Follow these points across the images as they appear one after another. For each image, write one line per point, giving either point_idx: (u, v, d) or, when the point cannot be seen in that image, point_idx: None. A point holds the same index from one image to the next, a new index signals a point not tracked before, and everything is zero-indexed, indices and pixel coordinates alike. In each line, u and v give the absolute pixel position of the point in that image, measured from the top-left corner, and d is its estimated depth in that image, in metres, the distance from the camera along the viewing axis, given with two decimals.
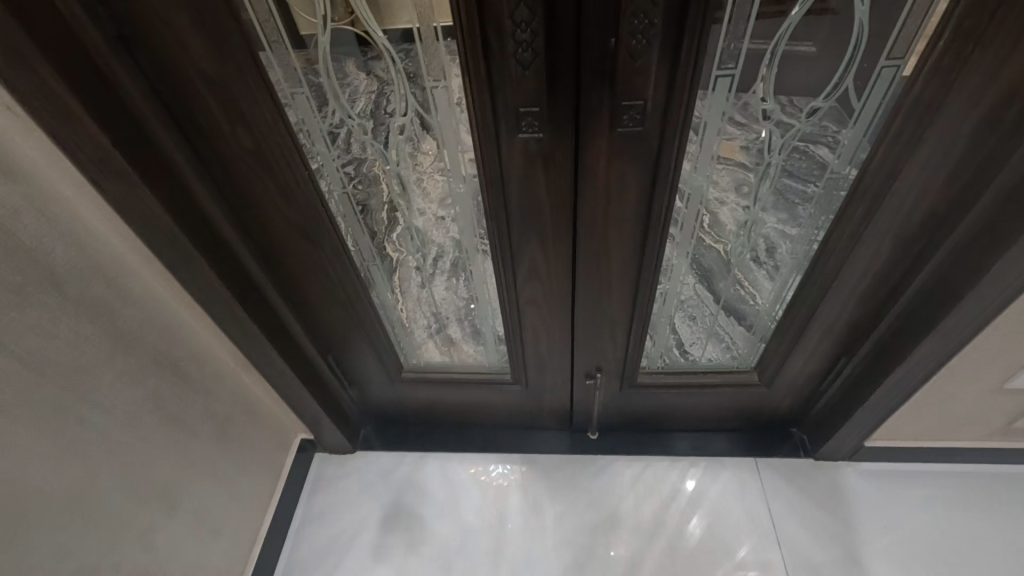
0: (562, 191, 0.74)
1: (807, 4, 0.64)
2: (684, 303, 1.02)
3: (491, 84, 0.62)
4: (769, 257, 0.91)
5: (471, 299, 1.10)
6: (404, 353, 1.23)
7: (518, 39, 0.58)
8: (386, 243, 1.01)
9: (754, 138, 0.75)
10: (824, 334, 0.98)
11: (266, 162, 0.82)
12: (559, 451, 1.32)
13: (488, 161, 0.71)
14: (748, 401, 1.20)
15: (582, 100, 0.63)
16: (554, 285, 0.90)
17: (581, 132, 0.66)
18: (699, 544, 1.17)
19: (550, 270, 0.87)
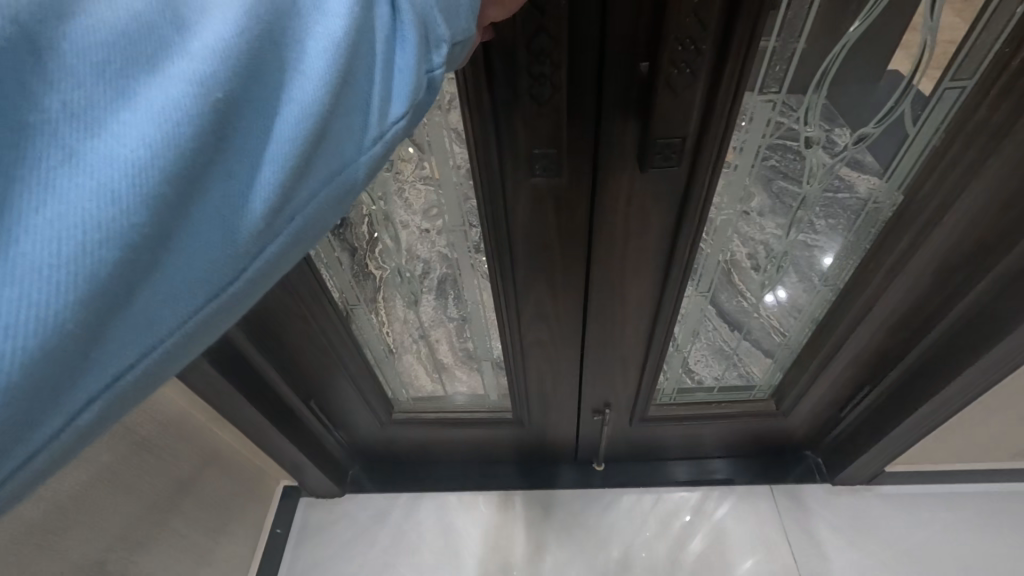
0: (578, 233, 0.66)
1: (867, 19, 0.57)
2: (704, 331, 0.96)
3: (499, 119, 0.53)
4: (795, 284, 0.86)
5: (463, 321, 0.99)
6: (393, 388, 1.14)
7: (536, 72, 0.49)
8: (367, 261, 0.91)
9: (792, 165, 0.70)
10: (848, 363, 0.92)
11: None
12: (563, 486, 1.24)
13: (489, 204, 0.62)
14: (763, 428, 1.14)
15: (606, 135, 0.55)
16: (563, 327, 0.82)
17: (602, 170, 0.58)
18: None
19: (563, 314, 0.79)
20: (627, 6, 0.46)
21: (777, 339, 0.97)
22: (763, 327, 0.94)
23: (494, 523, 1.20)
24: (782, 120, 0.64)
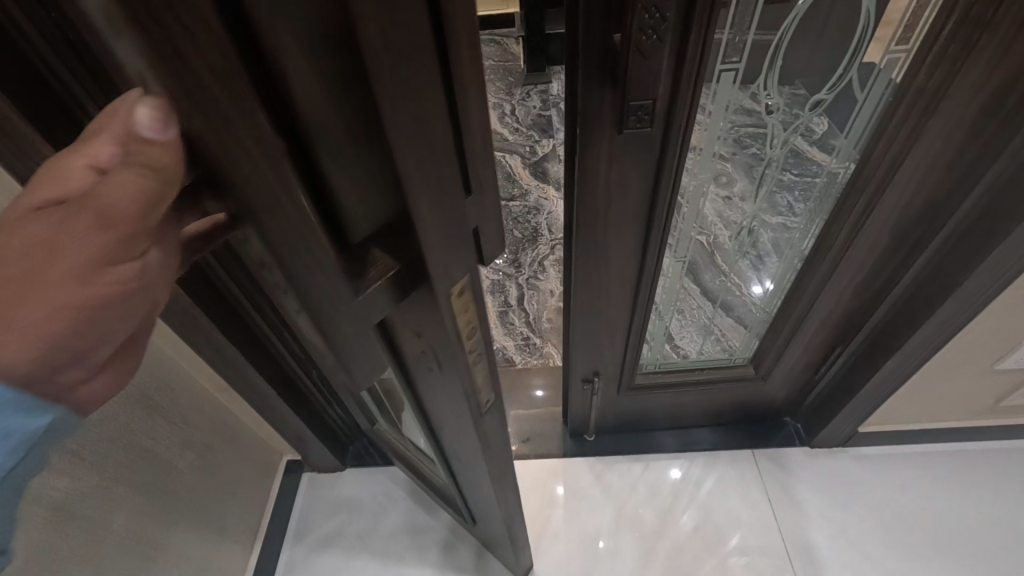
0: (438, 373, 0.54)
1: None
2: (682, 303, 1.01)
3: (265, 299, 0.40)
4: (765, 252, 0.92)
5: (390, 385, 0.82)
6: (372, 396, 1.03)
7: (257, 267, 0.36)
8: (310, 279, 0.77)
9: (758, 135, 0.75)
10: (819, 326, 0.99)
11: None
12: (556, 455, 1.31)
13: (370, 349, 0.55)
14: (744, 395, 1.20)
15: (587, 104, 0.60)
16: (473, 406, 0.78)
17: (583, 135, 0.63)
18: (695, 526, 1.18)
19: (460, 429, 0.70)
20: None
21: (752, 308, 1.02)
22: (738, 297, 1.00)
23: None
24: (745, 87, 0.69)
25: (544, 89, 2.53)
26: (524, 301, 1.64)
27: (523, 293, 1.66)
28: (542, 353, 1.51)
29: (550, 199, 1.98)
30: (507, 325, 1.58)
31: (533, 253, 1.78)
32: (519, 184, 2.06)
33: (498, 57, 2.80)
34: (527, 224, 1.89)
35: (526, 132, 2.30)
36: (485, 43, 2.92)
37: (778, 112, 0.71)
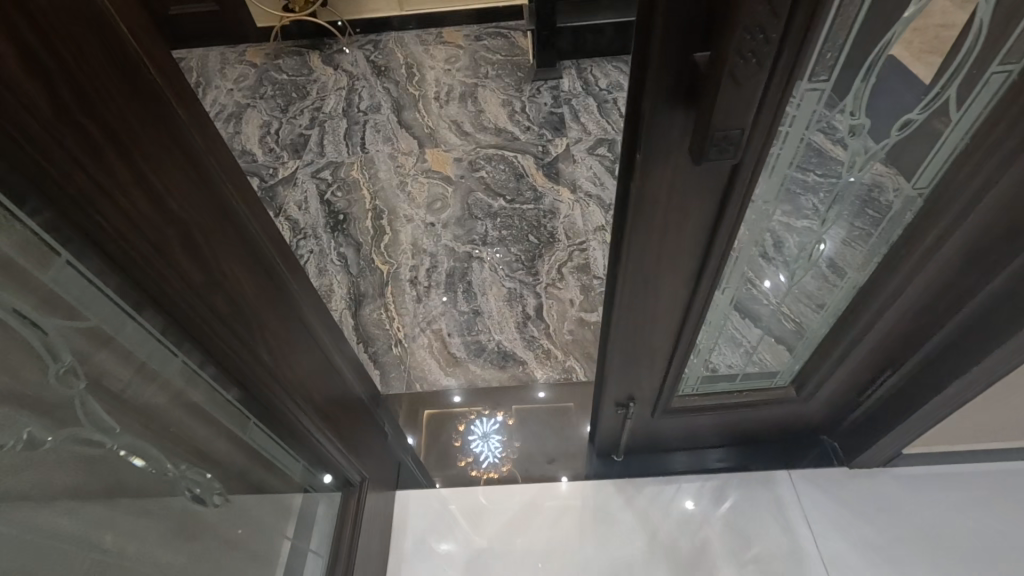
0: None
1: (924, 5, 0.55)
2: (728, 332, 0.94)
3: None
4: (822, 278, 0.85)
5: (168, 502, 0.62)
6: (331, 447, 0.92)
7: None
8: (197, 360, 0.60)
9: (835, 159, 0.67)
10: (869, 347, 0.93)
11: (253, 203, 0.66)
12: (584, 476, 1.26)
13: None
14: (783, 416, 1.15)
15: (653, 124, 0.53)
16: (233, 469, 0.73)
17: (646, 160, 0.57)
18: (731, 553, 1.14)
19: None
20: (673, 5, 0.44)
21: (800, 333, 0.96)
22: (788, 326, 0.94)
23: (508, 504, 1.23)
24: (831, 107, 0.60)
25: (555, 84, 2.45)
26: (543, 310, 1.58)
27: (542, 303, 1.60)
28: (564, 367, 1.46)
29: (564, 201, 1.91)
30: (527, 336, 1.53)
31: (551, 260, 1.72)
32: (532, 185, 1.99)
33: (505, 51, 2.72)
34: (543, 228, 1.82)
35: (538, 131, 2.22)
36: (491, 37, 2.83)
37: (860, 135, 0.64)
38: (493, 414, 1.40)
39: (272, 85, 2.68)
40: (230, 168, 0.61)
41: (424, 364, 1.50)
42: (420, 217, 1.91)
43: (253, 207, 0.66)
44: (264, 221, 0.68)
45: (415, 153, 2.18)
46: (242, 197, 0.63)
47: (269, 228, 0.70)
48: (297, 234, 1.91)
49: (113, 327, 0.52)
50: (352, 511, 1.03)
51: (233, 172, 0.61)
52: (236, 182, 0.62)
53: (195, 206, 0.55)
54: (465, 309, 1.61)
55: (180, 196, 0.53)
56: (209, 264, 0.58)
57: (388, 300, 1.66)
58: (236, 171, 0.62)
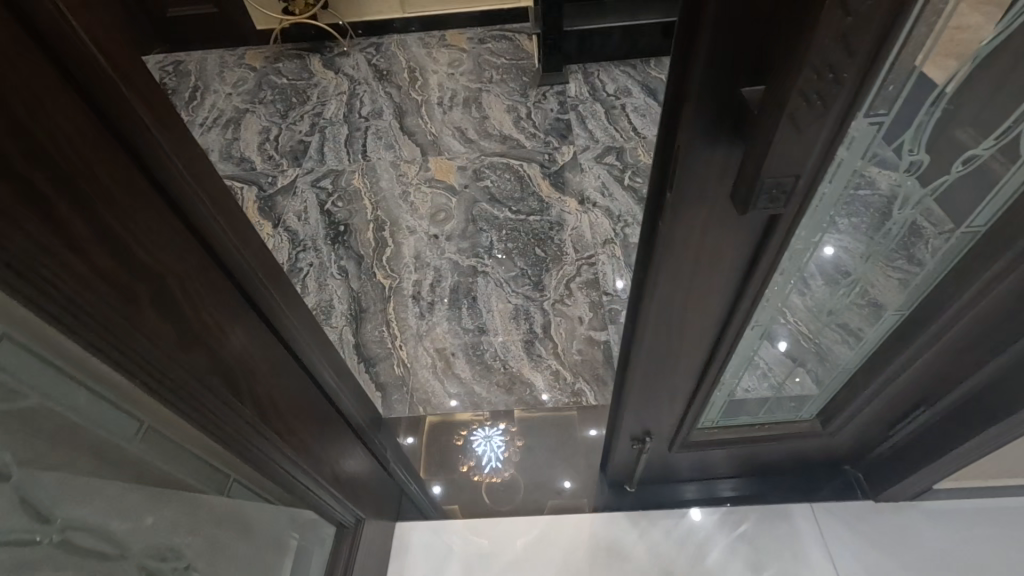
0: None
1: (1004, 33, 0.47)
2: (755, 369, 0.87)
3: None
4: (860, 316, 0.79)
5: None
6: (329, 490, 0.86)
7: None
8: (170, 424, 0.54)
9: (887, 195, 0.61)
10: (906, 384, 0.87)
11: (245, 233, 0.60)
12: (596, 507, 1.20)
13: None
14: (806, 449, 1.09)
15: (687, 161, 0.47)
16: (217, 527, 0.67)
17: (675, 197, 0.51)
18: None
19: None
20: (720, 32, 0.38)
21: (831, 369, 0.90)
22: (818, 362, 0.88)
23: (515, 537, 1.18)
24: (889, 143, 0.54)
25: (561, 90, 2.39)
26: (551, 328, 1.53)
27: (549, 320, 1.54)
28: (573, 390, 1.40)
29: (572, 213, 1.85)
30: (534, 357, 1.47)
31: (558, 275, 1.66)
32: (539, 195, 1.93)
33: (510, 55, 2.66)
34: (550, 241, 1.77)
35: (544, 138, 2.16)
36: (495, 40, 2.77)
37: (918, 172, 0.57)
38: (495, 423, 1.36)
39: (271, 89, 2.62)
40: (220, 198, 0.55)
41: (428, 385, 1.44)
42: (423, 228, 1.85)
43: (245, 238, 0.60)
44: (257, 251, 0.63)
45: (418, 162, 2.12)
46: (233, 228, 0.58)
47: (264, 257, 0.65)
48: (296, 246, 1.85)
49: (67, 397, 0.45)
50: (346, 551, 0.97)
51: (223, 202, 0.56)
52: (227, 212, 0.56)
53: (169, 255, 0.50)
54: (470, 327, 1.55)
55: (152, 245, 0.48)
56: (188, 314, 0.52)
57: (390, 316, 1.61)
58: (226, 200, 0.57)
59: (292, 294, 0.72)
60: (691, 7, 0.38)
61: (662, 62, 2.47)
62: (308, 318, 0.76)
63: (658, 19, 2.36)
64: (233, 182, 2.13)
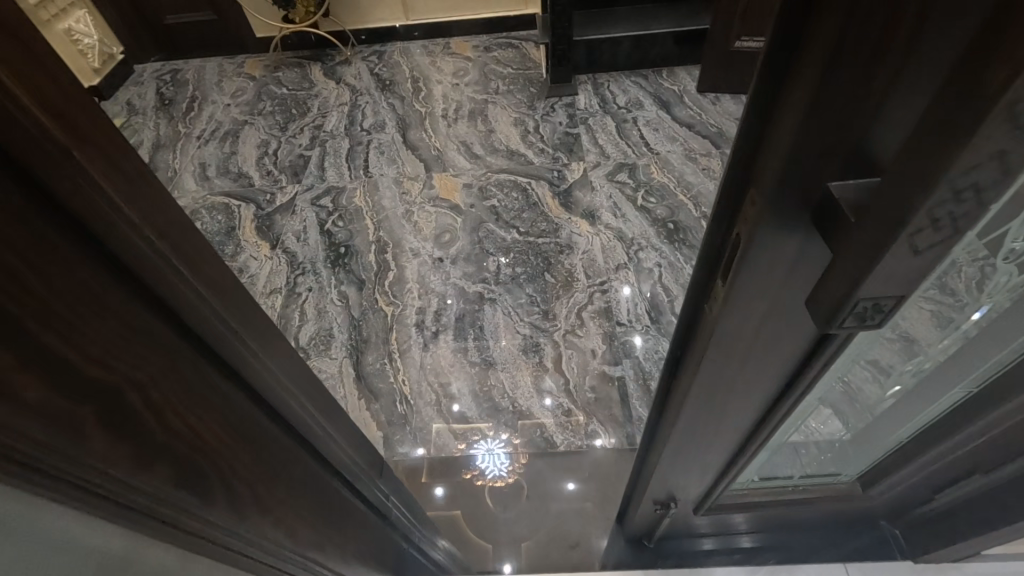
0: None
1: None
2: (798, 438, 0.78)
3: None
4: (922, 390, 0.68)
5: None
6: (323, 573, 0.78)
7: None
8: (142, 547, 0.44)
9: (975, 285, 0.49)
10: (961, 455, 0.79)
11: (244, 306, 0.53)
12: (612, 564, 1.12)
13: None
14: (842, 510, 1.00)
15: (746, 249, 0.40)
16: None
17: (727, 280, 0.44)
18: None
19: None
20: (810, 108, 0.30)
21: (885, 435, 0.79)
22: (868, 429, 0.78)
23: None
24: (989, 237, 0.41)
25: (570, 102, 2.31)
26: (562, 362, 1.44)
27: (560, 353, 1.46)
28: (586, 431, 1.32)
29: (583, 235, 1.77)
30: (544, 394, 1.39)
31: (569, 302, 1.58)
32: (548, 215, 1.85)
33: (516, 64, 2.57)
34: (560, 266, 1.69)
35: (552, 153, 2.08)
36: (501, 48, 2.69)
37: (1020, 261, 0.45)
38: (498, 433, 1.34)
39: (271, 99, 2.55)
40: (214, 274, 0.48)
41: (432, 424, 1.37)
42: (427, 251, 1.78)
43: (244, 313, 0.53)
44: (257, 321, 0.55)
45: (422, 178, 2.04)
46: (229, 305, 0.50)
47: (264, 324, 0.57)
48: (295, 269, 1.78)
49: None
50: None
51: (218, 279, 0.48)
52: (221, 288, 0.49)
53: (116, 350, 0.40)
54: (477, 360, 1.48)
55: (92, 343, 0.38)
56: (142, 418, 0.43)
57: (392, 347, 1.53)
58: (221, 272, 0.49)
59: (293, 360, 0.64)
60: (776, 68, 0.31)
61: (675, 72, 2.38)
62: (310, 382, 0.67)
63: (671, 28, 2.27)
64: (230, 199, 2.06)
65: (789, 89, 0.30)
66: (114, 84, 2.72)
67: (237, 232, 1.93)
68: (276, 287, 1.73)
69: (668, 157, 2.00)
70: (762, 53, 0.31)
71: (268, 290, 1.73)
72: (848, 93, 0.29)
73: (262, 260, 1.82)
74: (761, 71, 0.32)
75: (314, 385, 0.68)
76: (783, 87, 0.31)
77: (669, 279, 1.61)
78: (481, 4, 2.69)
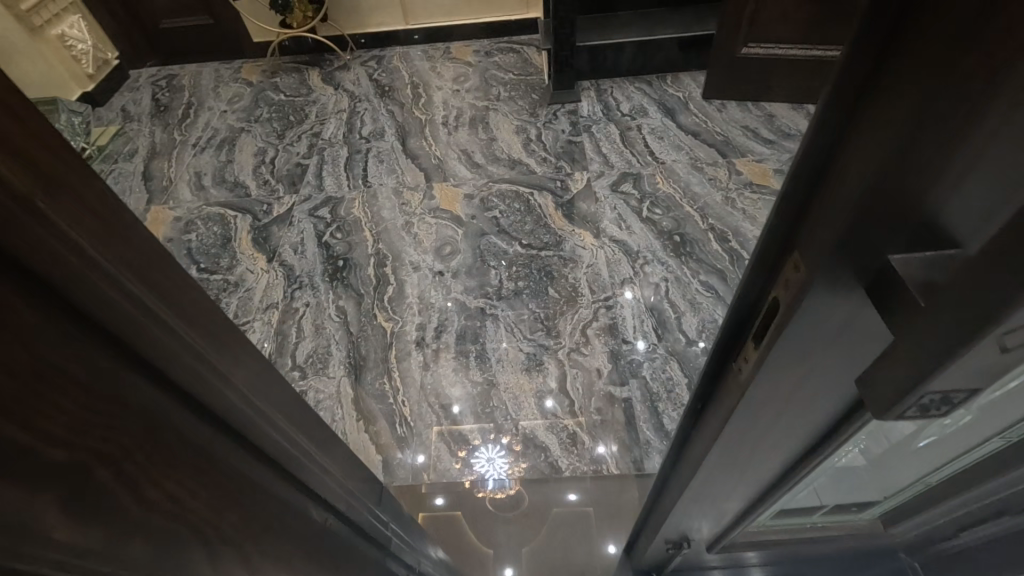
0: None
1: None
2: (820, 482, 0.73)
3: None
4: (965, 447, 0.62)
5: None
6: None
7: None
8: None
9: None
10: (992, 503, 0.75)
11: (252, 361, 0.46)
12: None
13: None
14: (859, 547, 0.96)
15: (786, 315, 0.36)
16: None
17: (762, 343, 0.40)
18: None
19: None
20: (875, 165, 0.26)
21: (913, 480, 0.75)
22: (896, 474, 0.73)
23: None
24: None
25: (573, 108, 2.27)
26: (566, 382, 1.40)
27: (564, 372, 1.42)
28: (592, 456, 1.28)
29: (587, 248, 1.72)
30: (548, 416, 1.35)
31: (573, 319, 1.54)
32: (551, 227, 1.80)
33: (518, 69, 2.53)
34: (563, 280, 1.64)
35: (555, 162, 2.04)
36: (502, 53, 2.64)
37: None
38: (498, 436, 1.33)
39: (268, 106, 2.50)
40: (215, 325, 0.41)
41: (433, 448, 1.33)
42: (427, 264, 1.74)
43: (252, 368, 0.46)
44: (268, 379, 0.49)
45: (422, 188, 2.00)
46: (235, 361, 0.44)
47: (277, 381, 0.51)
48: (292, 283, 1.73)
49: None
50: None
51: (218, 329, 0.41)
52: (225, 344, 0.42)
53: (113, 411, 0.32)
54: (479, 379, 1.44)
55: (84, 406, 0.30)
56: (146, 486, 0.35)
57: (392, 366, 1.49)
58: (224, 324, 0.43)
59: (307, 412, 0.58)
60: (843, 115, 0.27)
61: (680, 78, 2.34)
62: (322, 433, 0.62)
63: (675, 33, 2.23)
64: (226, 210, 2.02)
65: (857, 137, 0.27)
66: (109, 91, 2.67)
67: (233, 244, 1.89)
68: (272, 302, 1.69)
69: (673, 166, 1.96)
70: (826, 96, 0.28)
71: (264, 305, 1.68)
72: (925, 157, 0.24)
73: (258, 274, 1.78)
74: (823, 120, 0.29)
75: (324, 436, 0.63)
76: (849, 135, 0.27)
77: (676, 294, 1.57)
78: (481, 8, 2.65)
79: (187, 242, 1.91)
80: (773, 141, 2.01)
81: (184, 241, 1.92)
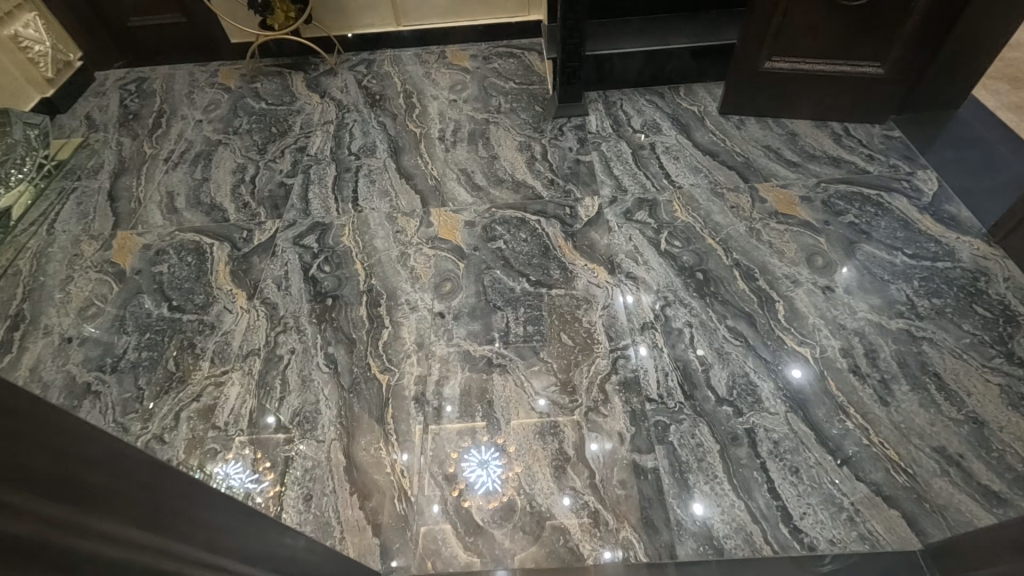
0: None
1: None
2: None
3: None
4: None
5: None
6: None
7: None
8: None
9: None
10: None
11: (191, 504, 0.46)
12: None
13: None
14: None
15: None
16: None
17: None
18: None
19: None
20: None
21: None
22: None
23: None
24: None
25: (580, 123, 2.10)
26: (585, 448, 1.26)
27: (583, 437, 1.28)
28: (618, 539, 1.14)
29: (602, 286, 1.57)
30: (567, 490, 1.21)
31: (589, 371, 1.39)
32: (561, 261, 1.65)
33: (519, 77, 2.35)
34: (577, 324, 1.49)
35: (563, 186, 1.88)
36: (502, 59, 2.45)
37: None
38: (491, 439, 1.29)
39: (248, 115, 2.30)
40: (144, 490, 0.41)
41: (438, 528, 1.18)
42: (425, 303, 1.58)
43: (183, 506, 0.45)
44: (211, 509, 0.49)
45: (417, 214, 1.83)
46: (171, 519, 0.43)
47: (217, 503, 0.51)
48: (275, 324, 1.56)
49: None
50: None
51: (135, 490, 0.40)
52: (159, 502, 0.42)
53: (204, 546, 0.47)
54: (487, 443, 1.29)
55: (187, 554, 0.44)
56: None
57: (388, 428, 1.33)
58: (155, 480, 0.42)
59: (240, 505, 0.57)
60: None
61: (693, 90, 2.18)
62: (264, 524, 0.61)
63: (690, 42, 2.07)
64: (201, 237, 1.83)
65: None
66: (72, 95, 2.44)
67: (209, 277, 1.71)
68: (253, 347, 1.52)
69: (691, 191, 1.81)
70: None
71: (244, 352, 1.51)
72: None
73: (237, 313, 1.60)
74: None
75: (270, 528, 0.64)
76: None
77: (701, 343, 1.43)
78: (479, 10, 2.46)
79: (158, 275, 1.73)
80: (797, 164, 1.86)
81: (154, 274, 1.74)
